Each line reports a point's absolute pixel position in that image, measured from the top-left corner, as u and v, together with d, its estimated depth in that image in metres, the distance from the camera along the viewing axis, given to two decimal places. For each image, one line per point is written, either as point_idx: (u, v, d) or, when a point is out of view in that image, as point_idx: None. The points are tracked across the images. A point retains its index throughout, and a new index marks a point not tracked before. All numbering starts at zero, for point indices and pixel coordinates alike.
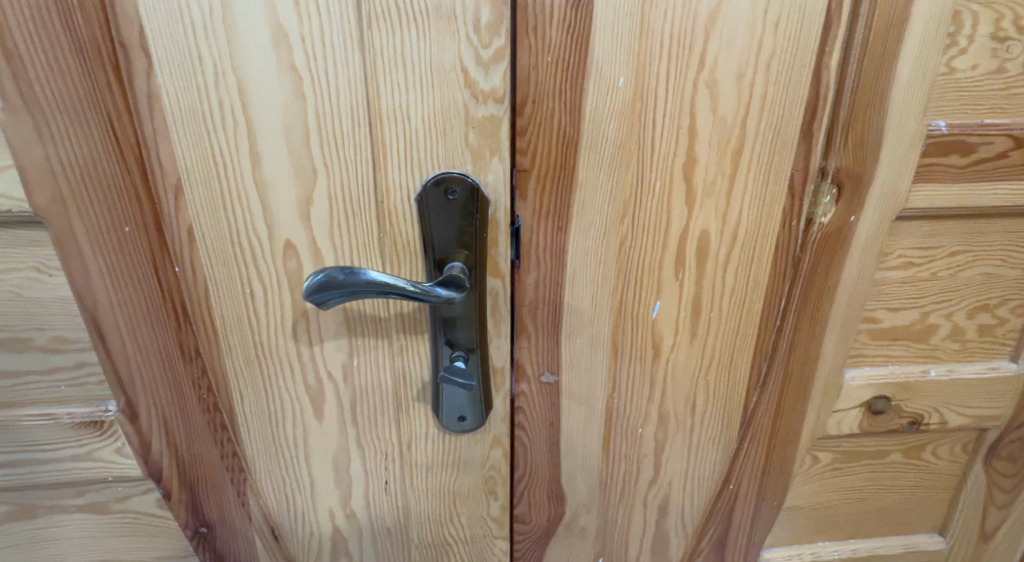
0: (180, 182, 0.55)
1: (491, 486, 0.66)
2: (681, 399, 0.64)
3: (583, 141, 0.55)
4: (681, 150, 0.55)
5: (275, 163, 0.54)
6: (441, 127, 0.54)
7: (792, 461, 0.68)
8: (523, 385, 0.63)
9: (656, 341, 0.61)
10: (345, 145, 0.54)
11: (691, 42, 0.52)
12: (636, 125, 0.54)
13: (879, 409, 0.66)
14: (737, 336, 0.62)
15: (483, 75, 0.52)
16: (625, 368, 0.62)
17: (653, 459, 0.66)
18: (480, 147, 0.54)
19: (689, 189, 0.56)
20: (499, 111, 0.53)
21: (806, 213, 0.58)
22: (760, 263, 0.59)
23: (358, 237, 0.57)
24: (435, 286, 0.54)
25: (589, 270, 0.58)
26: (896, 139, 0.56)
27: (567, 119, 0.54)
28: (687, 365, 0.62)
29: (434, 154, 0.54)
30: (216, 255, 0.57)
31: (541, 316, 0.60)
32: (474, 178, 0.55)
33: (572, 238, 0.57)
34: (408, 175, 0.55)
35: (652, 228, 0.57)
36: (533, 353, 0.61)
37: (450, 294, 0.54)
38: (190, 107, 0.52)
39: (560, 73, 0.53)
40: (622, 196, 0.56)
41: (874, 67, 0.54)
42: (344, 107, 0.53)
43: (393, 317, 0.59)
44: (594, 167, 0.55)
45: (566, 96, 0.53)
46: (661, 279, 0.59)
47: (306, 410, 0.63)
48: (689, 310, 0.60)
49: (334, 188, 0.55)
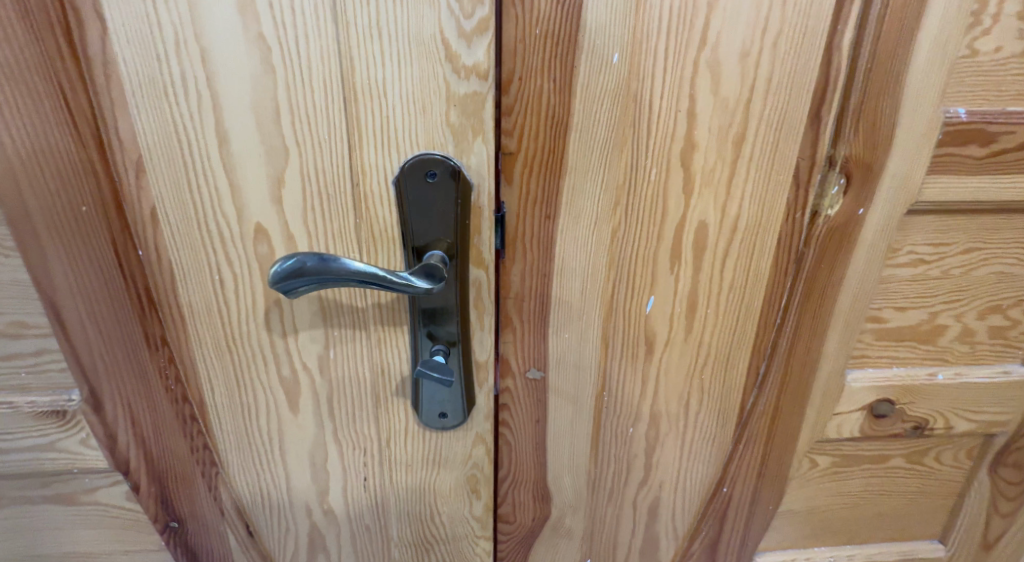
0: (142, 160, 0.51)
1: (473, 485, 0.63)
2: (674, 398, 0.61)
3: (574, 123, 0.51)
4: (679, 134, 0.52)
5: (244, 140, 0.50)
6: (420, 104, 0.50)
7: (789, 463, 0.65)
8: (508, 381, 0.59)
9: (649, 337, 0.58)
10: (318, 123, 0.50)
11: (693, 16, 0.48)
12: (631, 107, 0.51)
13: (882, 412, 0.63)
14: (734, 333, 0.58)
15: (465, 49, 0.48)
16: (616, 364, 0.59)
17: (644, 459, 0.63)
18: (462, 126, 0.50)
19: (688, 177, 0.53)
20: (483, 88, 0.49)
21: (812, 205, 0.54)
22: (761, 257, 0.56)
23: (333, 222, 0.53)
24: (415, 276, 0.50)
25: (578, 262, 0.55)
26: (910, 127, 0.52)
27: (557, 99, 0.50)
28: (681, 362, 0.59)
29: (414, 134, 0.51)
30: (182, 238, 0.53)
31: (527, 309, 0.57)
32: (456, 161, 0.51)
33: (561, 227, 0.54)
34: (386, 156, 0.51)
35: (647, 217, 0.54)
36: (519, 348, 0.58)
37: (432, 284, 0.50)
38: (149, 79, 0.49)
39: (550, 48, 0.49)
40: (615, 183, 0.53)
41: (889, 48, 0.50)
42: (317, 82, 0.49)
43: (369, 309, 0.56)
44: (584, 151, 0.52)
45: (555, 73, 0.50)
46: (655, 273, 0.56)
47: (281, 402, 0.59)
48: (685, 306, 0.57)
49: (307, 170, 0.51)
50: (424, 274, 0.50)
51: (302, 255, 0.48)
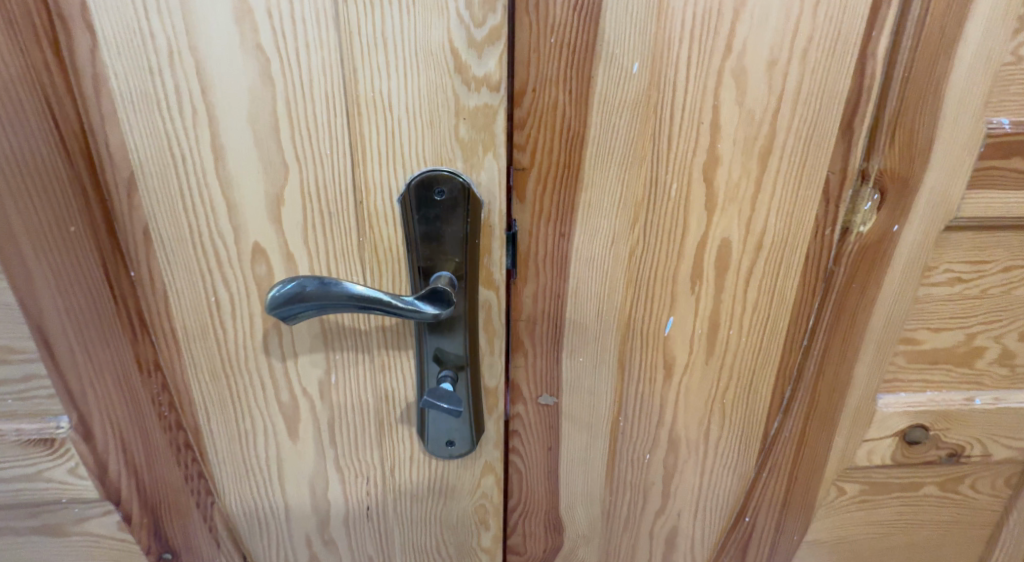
0: (134, 177, 0.49)
1: (481, 516, 0.60)
2: (694, 422, 0.58)
3: (590, 137, 0.48)
4: (702, 147, 0.49)
5: (242, 155, 0.48)
6: (427, 117, 0.47)
7: (815, 494, 0.60)
8: (519, 407, 0.56)
9: (667, 359, 0.56)
10: (320, 138, 0.47)
11: (717, 23, 0.46)
12: (652, 119, 0.48)
13: (914, 439, 0.58)
14: (758, 355, 0.55)
15: (475, 59, 0.45)
16: (633, 387, 0.56)
17: (662, 487, 0.60)
18: (471, 141, 0.47)
19: (710, 192, 0.51)
20: (494, 100, 0.46)
21: (842, 221, 0.51)
22: (787, 276, 0.53)
23: (334, 241, 0.51)
24: (422, 299, 0.47)
25: (593, 282, 0.52)
26: (949, 139, 0.49)
27: (572, 111, 0.47)
28: (701, 385, 0.57)
29: (420, 149, 0.48)
30: (176, 259, 0.51)
31: (540, 331, 0.53)
32: (465, 177, 0.48)
33: (576, 246, 0.50)
34: (390, 172, 0.48)
35: (666, 234, 0.51)
36: (531, 373, 0.54)
37: (443, 307, 0.47)
38: (142, 92, 0.46)
39: (566, 58, 0.46)
40: (633, 200, 0.50)
41: (928, 56, 0.47)
42: (319, 95, 0.46)
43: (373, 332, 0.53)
44: (601, 166, 0.49)
45: (571, 84, 0.46)
46: (675, 293, 0.53)
47: (280, 428, 0.57)
48: (706, 327, 0.55)
49: (308, 186, 0.49)
50: (432, 296, 0.47)
51: (304, 281, 0.45)
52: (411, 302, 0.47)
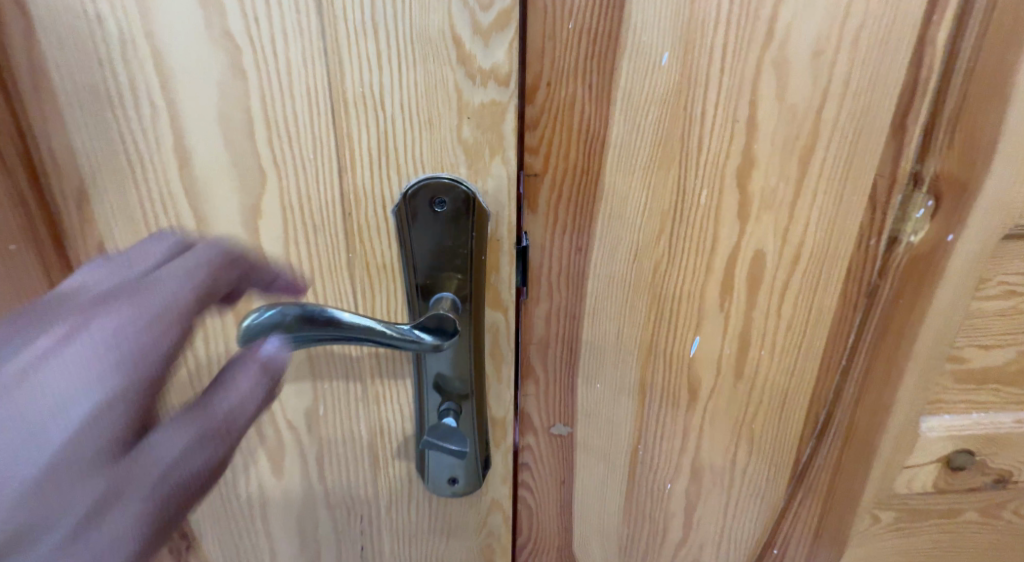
0: (84, 186, 0.42)
1: (487, 555, 0.55)
2: (719, 449, 0.53)
3: (612, 138, 0.42)
4: (736, 149, 0.44)
5: (211, 161, 0.42)
6: (425, 116, 0.41)
7: (849, 524, 0.55)
8: (529, 438, 0.51)
9: (692, 382, 0.50)
10: (303, 140, 0.41)
11: (759, 7, 0.40)
12: (681, 118, 0.42)
13: (959, 464, 0.54)
14: (792, 377, 0.50)
15: (481, 48, 0.39)
16: (655, 413, 0.51)
17: (683, 517, 0.55)
18: (476, 144, 0.41)
19: (744, 200, 0.45)
20: (503, 96, 0.40)
21: (890, 230, 0.46)
22: (826, 291, 0.48)
23: (320, 258, 0.44)
24: (425, 328, 0.41)
25: (612, 300, 0.47)
26: (1015, 139, 0.43)
27: (591, 109, 0.41)
28: (728, 409, 0.51)
29: (417, 153, 0.42)
30: None
31: (553, 357, 0.48)
32: (469, 185, 0.42)
33: (594, 260, 0.45)
34: (383, 180, 0.42)
35: (695, 246, 0.46)
36: (542, 403, 0.50)
37: (450, 336, 0.41)
38: (90, 87, 0.40)
39: (586, 47, 0.40)
40: (659, 209, 0.44)
41: (998, 45, 0.41)
42: (300, 91, 0.40)
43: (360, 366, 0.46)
44: (624, 170, 0.43)
45: (591, 78, 0.41)
46: (702, 310, 0.48)
47: (262, 465, 0.50)
48: (735, 346, 0.49)
49: (288, 195, 0.43)
50: (436, 323, 0.41)
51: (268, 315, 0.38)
52: (413, 334, 0.41)
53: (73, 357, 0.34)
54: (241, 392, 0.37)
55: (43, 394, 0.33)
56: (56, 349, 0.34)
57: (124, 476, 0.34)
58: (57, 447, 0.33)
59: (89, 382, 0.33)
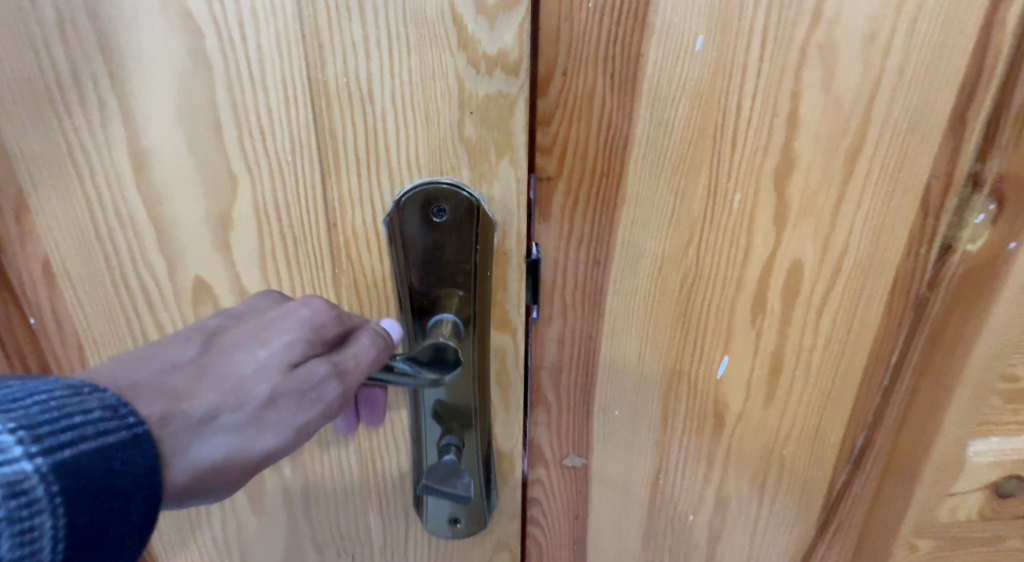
0: (23, 194, 0.37)
1: None
2: (747, 480, 0.48)
3: (636, 135, 0.37)
4: (774, 147, 0.38)
5: (173, 163, 0.36)
6: (421, 111, 0.35)
7: (886, 555, 0.51)
8: (539, 471, 0.47)
9: (719, 406, 0.45)
10: (278, 139, 0.36)
11: None
12: (714, 112, 0.37)
13: (1007, 491, 0.49)
14: (828, 399, 0.45)
15: (486, 31, 0.33)
16: (678, 439, 0.46)
17: (706, 550, 0.51)
18: (480, 142, 0.36)
19: (781, 204, 0.40)
20: (511, 87, 0.35)
21: (943, 237, 0.40)
22: (869, 305, 0.42)
23: (303, 273, 0.39)
24: (420, 359, 0.36)
25: (634, 316, 0.42)
26: None
27: (612, 102, 0.36)
28: (757, 436, 0.46)
29: (413, 153, 0.36)
30: (90, 298, 0.39)
31: (566, 383, 0.44)
32: (472, 191, 0.37)
33: (614, 274, 0.40)
34: (372, 184, 0.37)
35: (726, 257, 0.41)
36: (554, 433, 0.46)
37: (441, 371, 0.35)
38: (23, 79, 0.34)
39: (607, 29, 0.35)
40: (687, 216, 0.39)
41: None
42: (273, 82, 0.34)
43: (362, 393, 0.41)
44: (649, 171, 0.38)
45: (613, 66, 0.35)
46: (732, 328, 0.43)
47: (240, 502, 0.46)
48: (767, 366, 0.44)
49: (263, 203, 0.37)
50: (433, 353, 0.36)
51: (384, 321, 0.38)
52: (404, 367, 0.35)
53: (281, 317, 0.34)
54: (295, 418, 0.33)
55: (267, 346, 0.33)
56: (277, 313, 0.35)
57: (280, 416, 0.33)
58: (180, 390, 0.31)
59: (297, 332, 0.34)
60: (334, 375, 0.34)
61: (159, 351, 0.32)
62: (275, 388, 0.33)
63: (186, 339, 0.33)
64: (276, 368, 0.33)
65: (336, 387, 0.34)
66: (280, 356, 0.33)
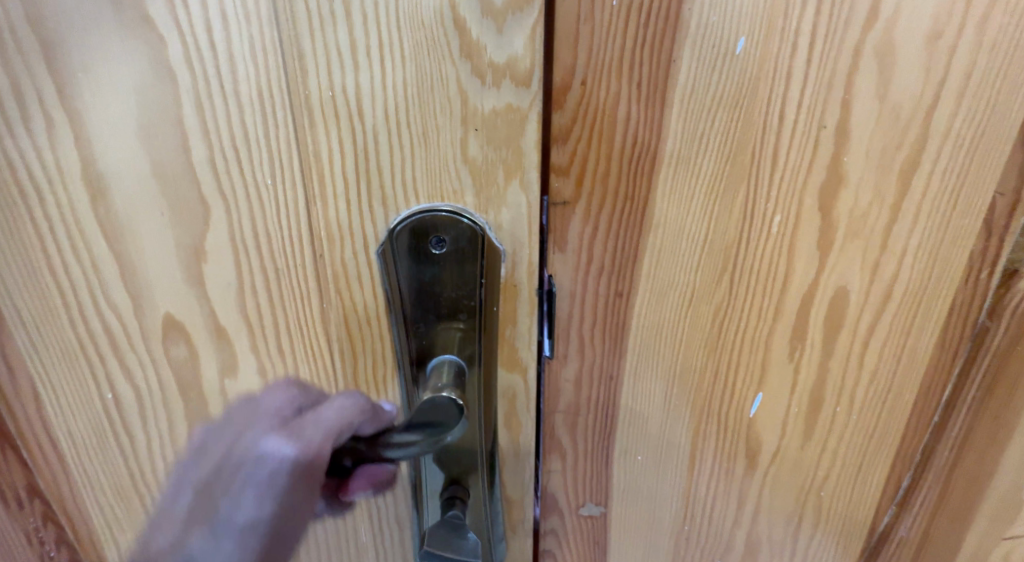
0: None
1: None
2: (780, 523, 0.43)
3: (665, 152, 0.32)
4: (820, 163, 0.33)
5: (135, 190, 0.32)
6: (418, 128, 0.30)
7: None
8: (553, 520, 0.44)
9: (751, 446, 0.41)
10: (253, 161, 0.31)
11: None
12: (754, 123, 0.32)
13: None
14: (871, 440, 0.40)
15: (495, 36, 0.29)
16: (706, 481, 0.42)
17: None
18: (487, 163, 0.31)
19: (826, 228, 0.34)
20: (522, 100, 0.30)
21: (1005, 262, 0.35)
22: (920, 337, 0.37)
23: (286, 311, 0.35)
24: (416, 422, 0.31)
25: (661, 352, 0.37)
26: None
27: (639, 114, 0.32)
28: (793, 479, 0.42)
29: (409, 176, 0.32)
30: (47, 339, 0.35)
31: (584, 427, 0.40)
32: (476, 217, 0.32)
33: (637, 307, 0.36)
34: (361, 212, 0.32)
35: (762, 286, 0.36)
36: (570, 481, 0.42)
37: (442, 429, 0.31)
38: None
39: (634, 31, 0.30)
40: (721, 243, 0.35)
41: None
42: (245, 97, 0.30)
43: (371, 473, 0.37)
44: (679, 192, 0.33)
45: (639, 73, 0.31)
46: (767, 364, 0.38)
47: None
48: (806, 403, 0.39)
49: (241, 233, 0.33)
50: (429, 410, 0.31)
51: (353, 393, 0.34)
52: (402, 436, 0.31)
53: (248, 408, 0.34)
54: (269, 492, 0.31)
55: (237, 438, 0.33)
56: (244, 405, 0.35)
57: (251, 507, 0.31)
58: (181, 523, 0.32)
59: (258, 415, 0.33)
60: (279, 443, 0.31)
61: (172, 494, 0.34)
62: (242, 475, 0.31)
63: (175, 474, 0.34)
64: (230, 465, 0.32)
65: (283, 452, 0.31)
66: (233, 453, 0.32)
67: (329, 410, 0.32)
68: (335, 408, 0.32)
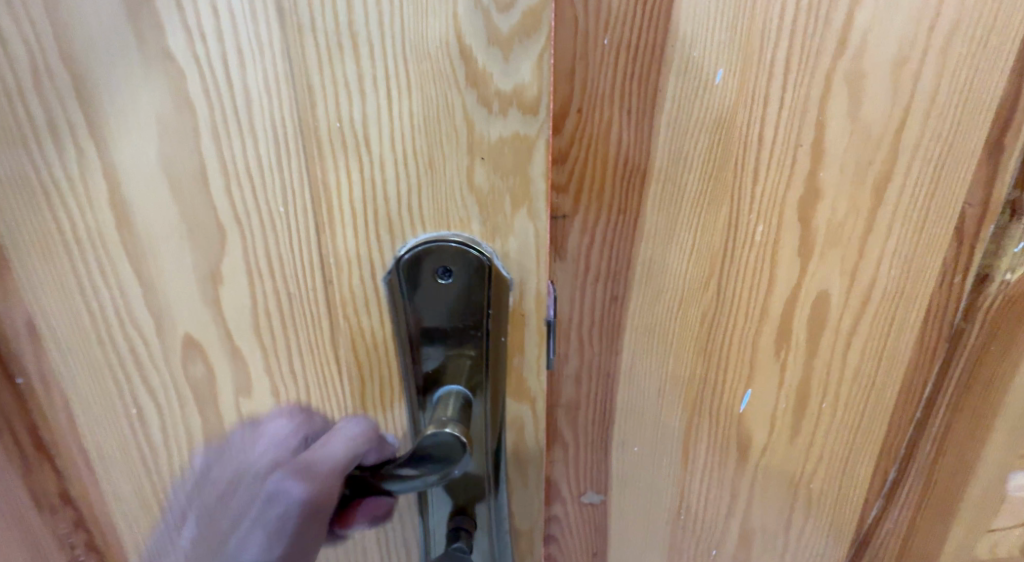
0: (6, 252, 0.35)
1: None
2: (772, 514, 0.45)
3: (654, 169, 0.35)
4: (798, 181, 0.35)
5: (156, 218, 0.34)
6: (424, 157, 0.33)
7: None
8: (557, 507, 0.46)
9: (742, 437, 0.43)
10: (268, 190, 0.33)
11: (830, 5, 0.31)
12: (734, 144, 0.34)
13: None
14: (856, 437, 0.42)
15: (501, 65, 0.31)
16: (699, 476, 0.44)
17: None
18: (493, 193, 0.33)
19: (806, 239, 0.37)
20: (529, 127, 0.32)
21: (979, 265, 0.37)
22: (899, 339, 0.39)
23: (297, 331, 0.37)
24: (419, 456, 0.33)
25: (654, 353, 0.40)
26: None
27: (630, 136, 0.34)
28: (782, 473, 0.44)
29: (418, 204, 0.34)
30: (78, 356, 0.38)
31: (584, 423, 0.43)
32: (489, 250, 0.35)
33: (633, 310, 0.39)
34: (367, 237, 0.34)
35: (747, 296, 0.38)
36: (573, 470, 0.45)
37: (444, 467, 0.32)
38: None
39: (625, 63, 0.33)
40: (708, 255, 0.37)
41: None
42: (260, 131, 0.32)
43: (371, 508, 0.39)
44: (668, 207, 0.36)
45: (629, 103, 0.34)
46: (755, 367, 0.40)
47: None
48: (794, 399, 0.41)
49: (256, 258, 0.35)
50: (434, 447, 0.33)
51: (357, 420, 0.39)
52: (405, 470, 0.33)
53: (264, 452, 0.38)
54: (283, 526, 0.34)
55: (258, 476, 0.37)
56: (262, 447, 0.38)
57: (262, 546, 0.34)
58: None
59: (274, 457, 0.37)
60: (290, 485, 0.34)
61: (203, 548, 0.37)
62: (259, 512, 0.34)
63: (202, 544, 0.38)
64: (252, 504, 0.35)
65: (292, 490, 0.34)
66: (257, 491, 0.36)
67: (338, 441, 0.37)
68: (342, 438, 0.37)
